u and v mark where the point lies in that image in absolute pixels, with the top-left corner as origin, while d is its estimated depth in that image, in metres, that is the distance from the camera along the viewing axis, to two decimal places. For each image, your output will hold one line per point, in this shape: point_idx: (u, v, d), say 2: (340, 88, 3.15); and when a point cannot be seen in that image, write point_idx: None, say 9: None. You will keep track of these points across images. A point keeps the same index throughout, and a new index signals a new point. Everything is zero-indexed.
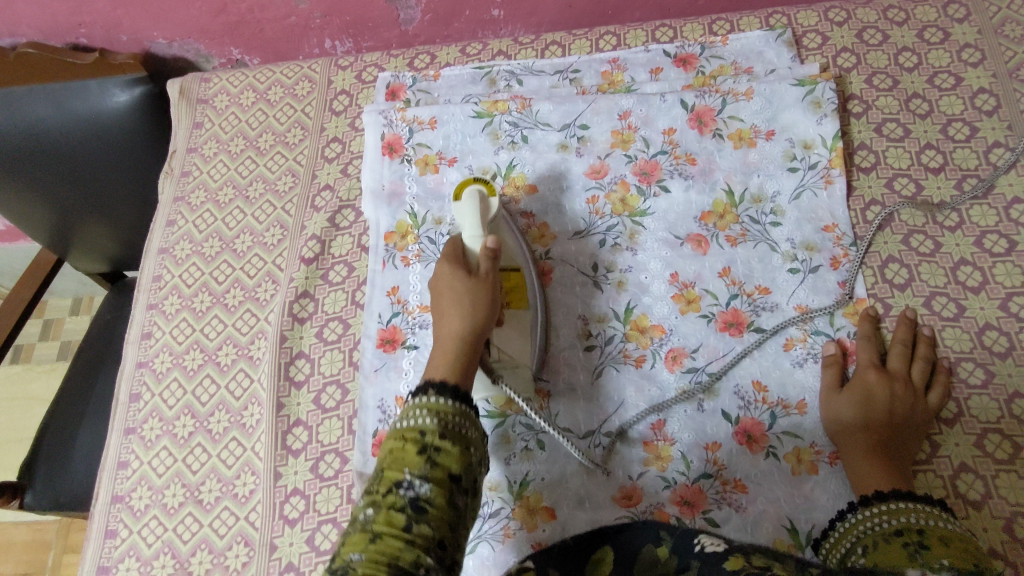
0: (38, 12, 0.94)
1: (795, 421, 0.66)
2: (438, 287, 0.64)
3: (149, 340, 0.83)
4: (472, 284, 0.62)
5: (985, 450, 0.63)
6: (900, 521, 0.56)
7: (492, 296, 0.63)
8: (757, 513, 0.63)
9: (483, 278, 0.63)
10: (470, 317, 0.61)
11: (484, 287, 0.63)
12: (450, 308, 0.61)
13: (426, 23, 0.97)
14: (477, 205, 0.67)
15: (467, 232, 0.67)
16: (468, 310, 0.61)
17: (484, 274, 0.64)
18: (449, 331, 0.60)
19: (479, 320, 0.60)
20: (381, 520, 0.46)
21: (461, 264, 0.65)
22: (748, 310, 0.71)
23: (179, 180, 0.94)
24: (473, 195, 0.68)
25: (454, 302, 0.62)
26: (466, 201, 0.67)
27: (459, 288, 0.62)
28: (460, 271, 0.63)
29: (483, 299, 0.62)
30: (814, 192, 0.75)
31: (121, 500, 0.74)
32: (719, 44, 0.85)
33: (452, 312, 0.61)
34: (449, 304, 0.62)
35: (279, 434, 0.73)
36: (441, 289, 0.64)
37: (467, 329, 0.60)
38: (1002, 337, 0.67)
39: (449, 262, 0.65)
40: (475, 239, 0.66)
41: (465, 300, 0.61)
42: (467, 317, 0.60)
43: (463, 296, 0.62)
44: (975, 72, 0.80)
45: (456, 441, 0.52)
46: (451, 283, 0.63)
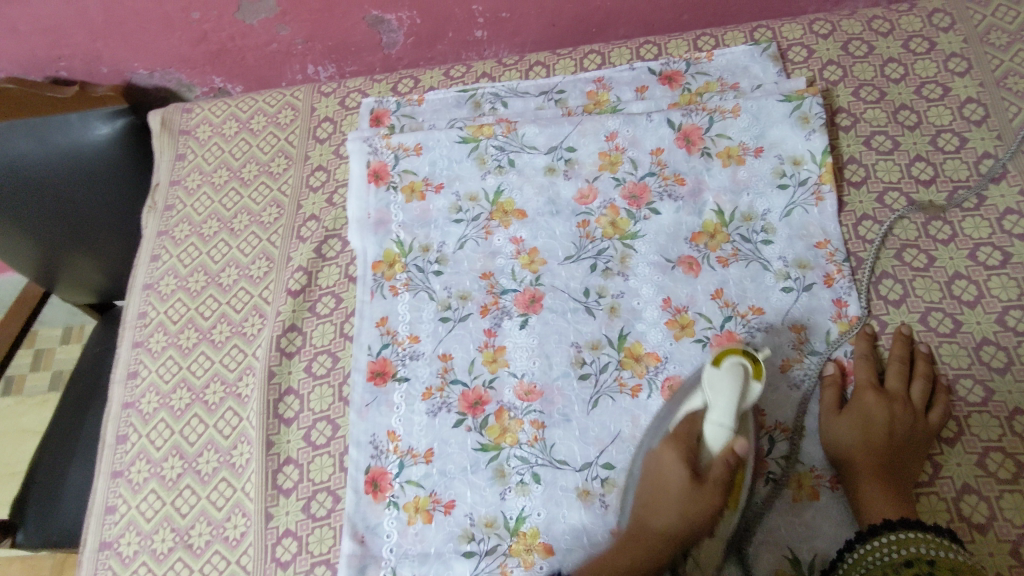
0: (16, 46, 0.93)
1: (794, 444, 0.65)
2: (659, 461, 0.59)
3: (135, 380, 0.82)
4: (695, 488, 0.57)
5: (988, 470, 0.62)
6: (910, 551, 0.55)
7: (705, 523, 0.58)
8: (758, 543, 0.62)
9: (711, 486, 0.57)
10: (675, 527, 0.58)
11: (702, 507, 0.57)
12: (664, 499, 0.58)
13: (408, 47, 0.96)
14: (738, 387, 0.57)
15: (715, 417, 0.57)
16: (676, 523, 0.57)
17: (713, 485, 0.57)
18: (652, 529, 0.58)
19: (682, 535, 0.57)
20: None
21: (691, 454, 0.58)
22: (743, 331, 0.70)
23: (163, 214, 0.92)
24: (737, 368, 0.58)
25: (669, 503, 0.58)
26: (726, 372, 0.58)
27: (677, 491, 0.57)
28: (686, 465, 0.58)
29: (701, 515, 0.57)
30: (805, 209, 0.74)
31: (110, 546, 0.73)
32: (704, 61, 0.84)
33: (666, 504, 0.58)
34: (663, 491, 0.58)
35: (270, 474, 0.71)
36: (662, 466, 0.59)
37: (667, 534, 0.58)
38: (1000, 352, 0.66)
39: (680, 442, 0.59)
40: (720, 430, 0.57)
41: (676, 498, 0.57)
42: (672, 524, 0.58)
43: (677, 498, 0.57)
44: (963, 82, 0.79)
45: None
46: (671, 470, 0.58)
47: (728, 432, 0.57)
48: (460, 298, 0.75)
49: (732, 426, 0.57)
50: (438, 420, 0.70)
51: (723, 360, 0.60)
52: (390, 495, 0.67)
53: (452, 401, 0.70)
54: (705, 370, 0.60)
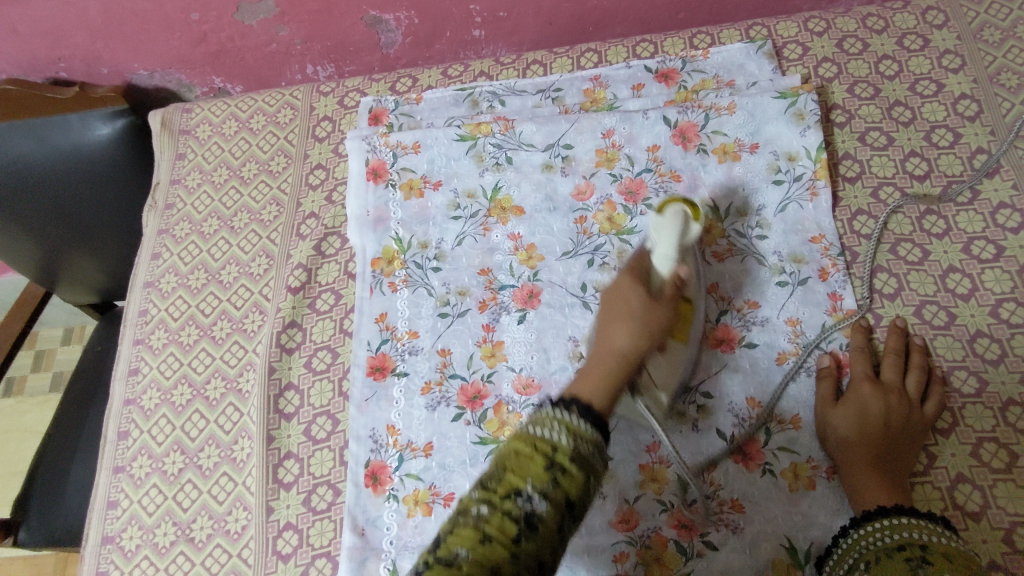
0: (17, 47, 0.93)
1: (791, 436, 0.66)
2: (615, 293, 0.59)
3: (136, 376, 0.82)
4: (651, 302, 0.57)
5: (981, 460, 0.62)
6: (903, 536, 0.55)
7: (664, 323, 0.57)
8: (755, 533, 0.63)
9: (664, 301, 0.58)
10: (640, 339, 0.55)
11: (659, 316, 0.57)
12: (624, 315, 0.57)
13: (407, 46, 0.97)
14: (678, 227, 0.59)
15: (659, 252, 0.60)
16: (637, 332, 0.56)
17: (665, 300, 0.58)
18: (616, 344, 0.55)
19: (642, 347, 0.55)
20: (494, 524, 0.41)
21: (643, 279, 0.59)
22: (738, 325, 0.71)
23: (163, 213, 0.93)
24: (679, 215, 0.60)
25: (627, 317, 0.57)
26: (667, 217, 0.60)
27: (635, 305, 0.57)
28: (642, 288, 0.58)
29: (658, 324, 0.57)
30: (799, 204, 0.75)
31: (112, 540, 0.74)
32: (701, 58, 0.85)
33: (626, 320, 0.57)
34: (619, 315, 0.57)
35: (270, 468, 0.72)
36: (617, 295, 0.59)
37: (632, 348, 0.55)
38: (994, 344, 0.66)
39: (632, 274, 0.60)
40: (666, 261, 0.59)
41: (636, 314, 0.57)
42: (635, 335, 0.55)
43: (636, 311, 0.57)
44: (957, 78, 0.80)
45: (588, 469, 0.45)
46: (628, 293, 0.58)
47: (673, 262, 0.59)
48: (459, 293, 0.76)
49: (675, 258, 0.59)
50: (437, 414, 0.70)
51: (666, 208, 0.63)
52: (389, 488, 0.68)
53: (451, 396, 0.71)
54: (650, 220, 0.63)
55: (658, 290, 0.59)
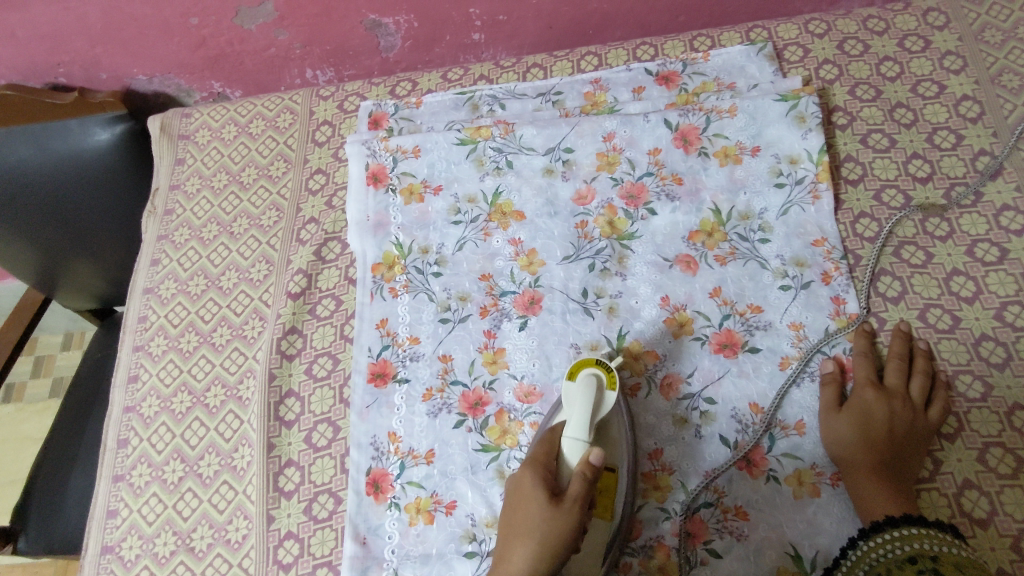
0: (15, 53, 0.93)
1: (795, 442, 0.65)
2: (519, 494, 0.56)
3: (136, 384, 0.82)
4: (555, 510, 0.53)
5: (988, 465, 0.62)
6: (914, 547, 0.55)
7: (571, 539, 0.53)
8: (760, 540, 0.62)
9: (569, 506, 0.53)
10: (539, 558, 0.52)
11: (565, 528, 0.53)
12: (524, 530, 0.54)
13: (406, 50, 0.96)
14: (590, 395, 0.61)
15: (570, 428, 0.59)
16: (536, 549, 0.52)
17: (573, 502, 0.54)
18: (512, 569, 0.52)
19: (543, 566, 0.52)
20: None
21: (549, 476, 0.56)
22: (741, 330, 0.70)
23: (163, 219, 0.93)
24: (591, 379, 0.63)
25: (528, 532, 0.53)
26: (579, 384, 0.62)
27: (537, 518, 0.53)
28: (545, 488, 0.55)
29: (562, 540, 0.52)
30: (801, 208, 0.74)
31: (112, 550, 0.73)
32: (701, 61, 0.84)
33: (524, 537, 0.53)
34: (521, 532, 0.54)
35: (271, 476, 0.71)
36: (522, 499, 0.56)
37: (530, 574, 0.52)
38: (999, 348, 0.66)
39: (539, 470, 0.57)
40: (576, 443, 0.58)
41: (538, 526, 0.53)
42: (533, 557, 0.52)
43: (536, 525, 0.53)
44: (958, 79, 0.79)
45: None
46: (531, 498, 0.55)
47: (583, 446, 0.58)
48: (460, 299, 0.75)
49: (586, 436, 0.58)
50: (439, 420, 0.70)
51: (578, 372, 0.65)
52: (391, 496, 0.67)
53: (452, 402, 0.70)
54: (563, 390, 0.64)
55: (565, 492, 0.55)
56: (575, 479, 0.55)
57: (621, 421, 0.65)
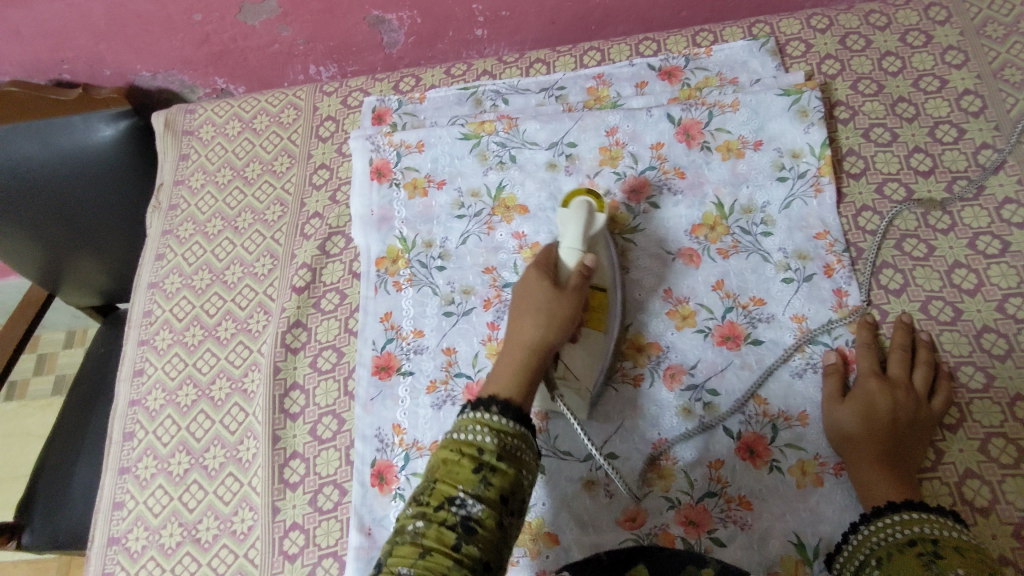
0: (20, 50, 0.93)
1: (798, 433, 0.66)
2: (523, 282, 0.59)
3: (141, 377, 0.82)
4: (558, 292, 0.57)
5: (990, 455, 0.62)
6: (914, 531, 0.55)
7: (574, 314, 0.57)
8: (763, 529, 0.62)
9: (571, 292, 0.58)
10: (548, 327, 0.56)
11: (568, 306, 0.57)
12: (530, 307, 0.57)
13: (410, 46, 0.97)
14: (583, 216, 0.63)
15: (566, 242, 0.62)
16: (545, 321, 0.56)
17: (574, 289, 0.58)
18: (523, 336, 0.56)
19: (554, 338, 0.56)
20: (432, 536, 0.45)
21: (551, 268, 0.60)
22: (744, 322, 0.70)
23: (167, 214, 0.93)
24: (583, 206, 0.65)
25: (535, 307, 0.57)
26: (573, 210, 0.64)
27: (543, 296, 0.57)
28: (549, 279, 0.58)
29: (566, 314, 0.57)
30: (804, 201, 0.75)
31: (118, 542, 0.73)
32: (703, 56, 0.85)
33: (531, 312, 0.57)
34: (528, 306, 0.57)
35: (276, 468, 0.72)
36: (524, 287, 0.59)
37: (540, 340, 0.55)
38: (1001, 339, 0.66)
39: (541, 266, 0.59)
40: (572, 252, 0.61)
41: (544, 305, 0.57)
42: (542, 327, 0.56)
43: (544, 302, 0.57)
44: (960, 74, 0.80)
45: (515, 464, 0.50)
46: (535, 282, 0.58)
47: (581, 253, 0.61)
48: (464, 292, 0.75)
49: (582, 246, 0.62)
50: (443, 412, 0.70)
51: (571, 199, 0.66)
52: (396, 488, 0.68)
53: (456, 394, 0.71)
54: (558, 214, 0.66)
55: (565, 282, 0.59)
56: (575, 272, 0.59)
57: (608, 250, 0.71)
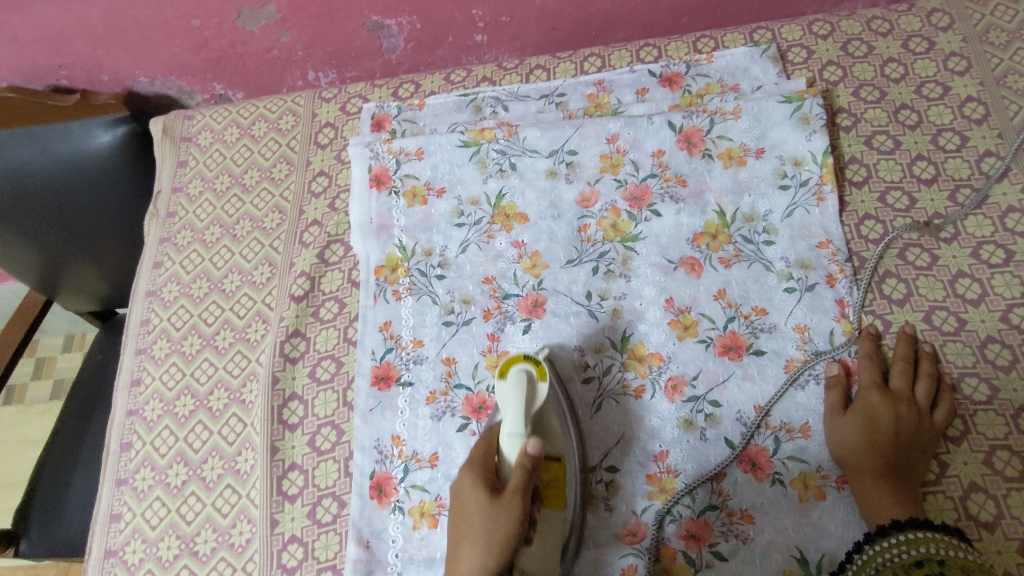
0: (17, 55, 0.93)
1: (800, 445, 0.65)
2: (463, 497, 0.57)
3: (139, 387, 0.82)
4: (496, 503, 0.54)
5: (994, 468, 0.62)
6: (919, 550, 0.55)
7: (516, 529, 0.53)
8: (765, 543, 0.62)
9: (510, 495, 0.54)
10: (487, 553, 0.52)
11: (510, 520, 0.53)
12: (469, 531, 0.54)
13: (409, 51, 0.96)
14: (522, 390, 0.60)
15: (506, 428, 0.59)
16: (484, 544, 0.53)
17: (512, 494, 0.54)
18: (461, 572, 0.52)
19: (493, 562, 0.52)
20: None
21: (489, 474, 0.57)
22: (746, 332, 0.70)
23: (165, 221, 0.92)
24: (521, 376, 0.61)
25: (475, 531, 0.54)
26: (510, 382, 0.61)
27: (482, 517, 0.54)
28: (485, 485, 0.56)
29: (506, 528, 0.53)
30: (806, 210, 0.74)
31: (115, 554, 0.73)
32: (704, 62, 0.84)
33: (471, 539, 0.54)
34: (467, 529, 0.54)
35: (274, 480, 0.71)
36: (463, 500, 0.57)
37: (478, 569, 0.52)
38: (1005, 350, 0.66)
39: (476, 469, 0.58)
40: (513, 440, 0.58)
41: (483, 521, 0.54)
42: (482, 556, 0.52)
43: (482, 522, 0.54)
44: (963, 81, 0.79)
45: None
46: (471, 492, 0.56)
47: (522, 439, 0.58)
48: (463, 302, 0.75)
49: (523, 430, 0.58)
50: (443, 424, 0.70)
51: (508, 368, 0.63)
52: (395, 500, 0.67)
53: (456, 405, 0.70)
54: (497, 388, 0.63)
55: (504, 486, 0.56)
56: (516, 470, 0.56)
57: (565, 419, 0.67)
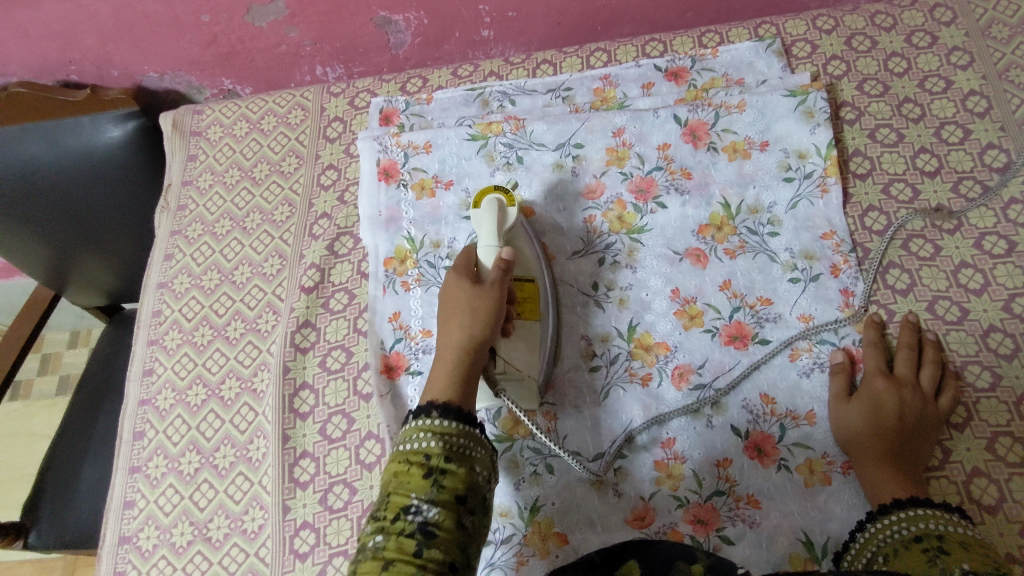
0: (27, 50, 0.94)
1: (806, 432, 0.66)
2: (447, 290, 0.65)
3: (151, 377, 0.83)
4: (478, 288, 0.63)
5: (997, 454, 0.63)
6: (919, 526, 0.56)
7: (496, 306, 0.62)
8: (772, 527, 0.63)
9: (490, 284, 0.64)
10: (473, 321, 0.61)
11: (489, 298, 0.62)
12: (456, 309, 0.62)
13: (416, 46, 0.97)
14: (493, 213, 0.70)
15: (483, 241, 0.69)
16: (470, 316, 0.61)
17: (492, 284, 0.64)
18: (450, 336, 0.60)
19: (479, 328, 0.60)
20: (392, 547, 0.45)
21: (471, 270, 0.66)
22: (752, 322, 0.71)
23: (175, 214, 0.93)
24: (493, 204, 0.71)
25: (460, 307, 0.62)
26: (484, 210, 0.71)
27: (466, 296, 0.62)
28: (468, 279, 0.64)
29: (487, 304, 0.62)
30: (810, 201, 0.75)
31: (129, 540, 0.74)
32: (709, 57, 0.85)
33: (458, 314, 0.61)
34: (454, 308, 0.62)
35: (286, 467, 0.72)
36: (448, 291, 0.64)
37: (467, 331, 0.60)
38: (1007, 339, 0.67)
39: (459, 269, 0.66)
40: (489, 249, 0.68)
41: (468, 298, 0.62)
42: (468, 325, 0.60)
43: (466, 301, 0.62)
44: (965, 75, 0.80)
45: (463, 463, 0.51)
46: (455, 283, 0.64)
47: (496, 249, 0.68)
48: None
49: (496, 242, 0.69)
50: None
51: (481, 200, 0.73)
52: None
53: None
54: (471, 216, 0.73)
55: (484, 279, 0.65)
56: (493, 267, 0.65)
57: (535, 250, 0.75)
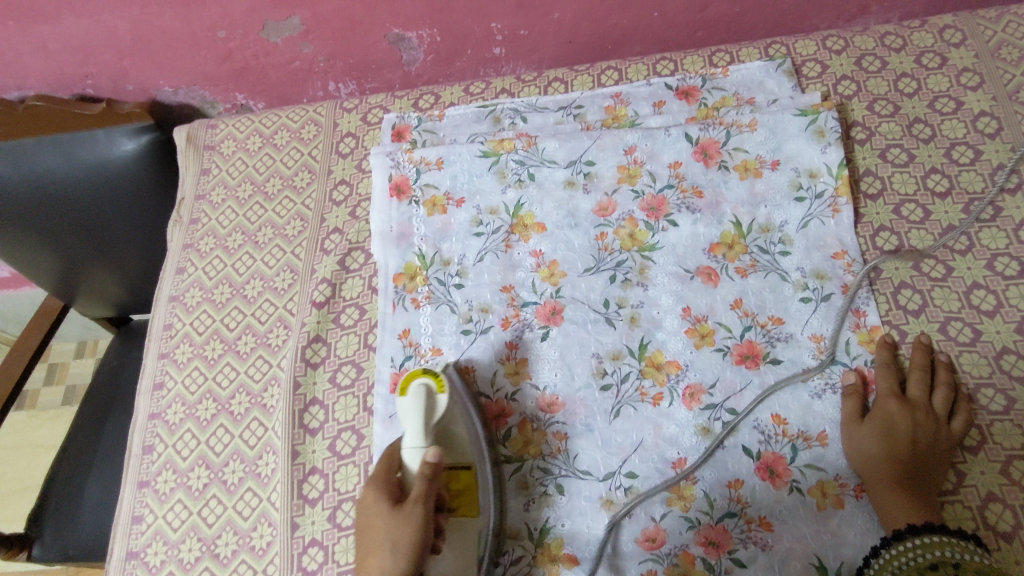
0: (45, 64, 0.94)
1: (818, 454, 0.66)
2: (365, 514, 0.57)
3: (161, 391, 0.83)
4: (398, 516, 0.55)
5: (1011, 479, 0.62)
6: (936, 554, 0.56)
7: (421, 535, 0.55)
8: (784, 551, 0.62)
9: (411, 506, 0.55)
10: (395, 559, 0.54)
11: (411, 527, 0.55)
12: (376, 541, 0.55)
13: (428, 64, 0.98)
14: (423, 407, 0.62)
15: (410, 440, 0.61)
16: (391, 555, 0.54)
17: (413, 503, 0.55)
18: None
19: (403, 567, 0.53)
20: None
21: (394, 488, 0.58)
22: (763, 341, 0.71)
23: (188, 228, 0.94)
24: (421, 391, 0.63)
25: (381, 543, 0.55)
26: (412, 401, 0.63)
27: (388, 527, 0.55)
28: (388, 498, 0.57)
29: (409, 535, 0.54)
30: (821, 221, 0.75)
31: (137, 556, 0.74)
32: (720, 76, 0.86)
33: (379, 552, 0.54)
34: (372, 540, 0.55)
35: (295, 484, 0.72)
36: (368, 515, 0.57)
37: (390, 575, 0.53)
38: (1020, 361, 0.66)
39: (379, 485, 0.58)
40: (415, 452, 0.60)
41: (388, 529, 0.55)
42: (390, 567, 0.53)
43: (387, 537, 0.55)
44: (975, 96, 0.80)
45: None
46: (374, 507, 0.57)
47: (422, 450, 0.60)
48: (481, 310, 0.76)
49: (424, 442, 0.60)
50: None
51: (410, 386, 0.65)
52: None
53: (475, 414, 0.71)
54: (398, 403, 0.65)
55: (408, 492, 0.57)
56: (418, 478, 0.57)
57: (472, 419, 0.68)
